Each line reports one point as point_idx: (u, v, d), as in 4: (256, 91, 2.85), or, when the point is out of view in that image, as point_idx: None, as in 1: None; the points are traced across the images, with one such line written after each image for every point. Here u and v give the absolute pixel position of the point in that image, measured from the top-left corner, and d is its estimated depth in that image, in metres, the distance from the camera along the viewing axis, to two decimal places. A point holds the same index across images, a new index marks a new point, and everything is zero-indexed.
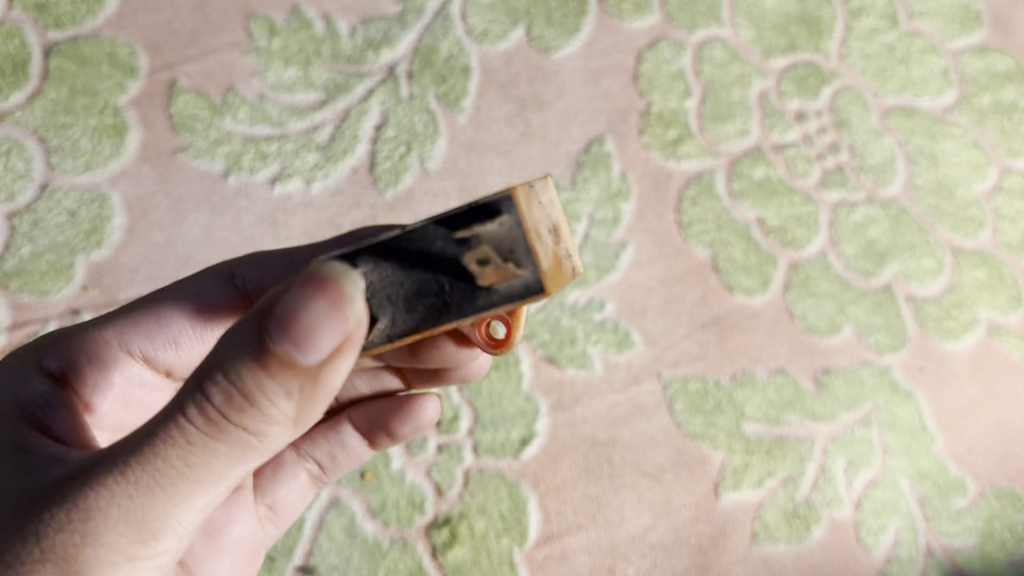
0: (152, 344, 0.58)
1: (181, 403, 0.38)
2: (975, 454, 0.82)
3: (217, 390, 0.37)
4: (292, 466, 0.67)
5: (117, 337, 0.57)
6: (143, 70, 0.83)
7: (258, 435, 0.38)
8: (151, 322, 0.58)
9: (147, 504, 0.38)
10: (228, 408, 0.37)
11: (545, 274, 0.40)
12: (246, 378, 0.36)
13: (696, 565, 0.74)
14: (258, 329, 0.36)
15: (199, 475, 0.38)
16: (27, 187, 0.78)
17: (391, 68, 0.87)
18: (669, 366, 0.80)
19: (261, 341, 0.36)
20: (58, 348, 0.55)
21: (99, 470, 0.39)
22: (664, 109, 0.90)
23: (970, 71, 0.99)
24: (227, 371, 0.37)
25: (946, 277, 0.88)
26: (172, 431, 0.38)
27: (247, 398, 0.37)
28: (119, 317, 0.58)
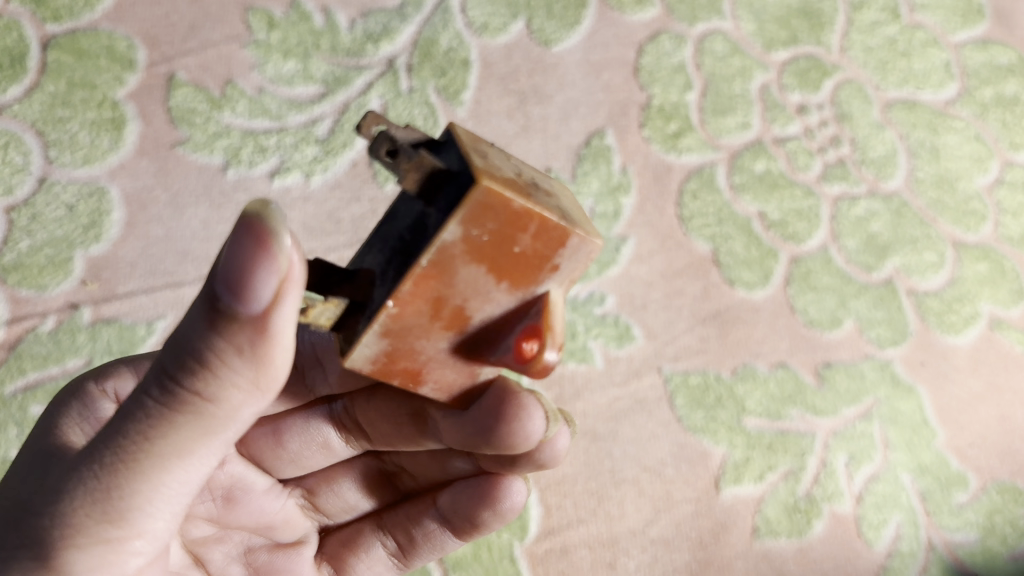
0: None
1: (145, 379, 0.37)
2: (976, 448, 0.82)
3: (171, 357, 0.36)
4: (369, 538, 0.65)
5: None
6: (141, 63, 0.82)
7: (214, 403, 0.37)
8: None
9: (112, 481, 0.38)
10: (181, 374, 0.36)
11: (475, 171, 0.38)
12: (194, 341, 0.36)
13: (697, 560, 0.74)
14: (204, 288, 0.35)
15: (162, 449, 0.38)
16: (26, 181, 0.77)
17: (390, 61, 0.86)
18: (669, 360, 0.79)
19: (205, 299, 0.35)
20: (114, 369, 0.53)
21: (80, 456, 0.39)
22: (665, 102, 0.90)
23: (972, 64, 0.99)
24: (181, 336, 0.36)
25: (948, 271, 0.88)
26: (135, 402, 0.37)
27: (196, 360, 0.36)
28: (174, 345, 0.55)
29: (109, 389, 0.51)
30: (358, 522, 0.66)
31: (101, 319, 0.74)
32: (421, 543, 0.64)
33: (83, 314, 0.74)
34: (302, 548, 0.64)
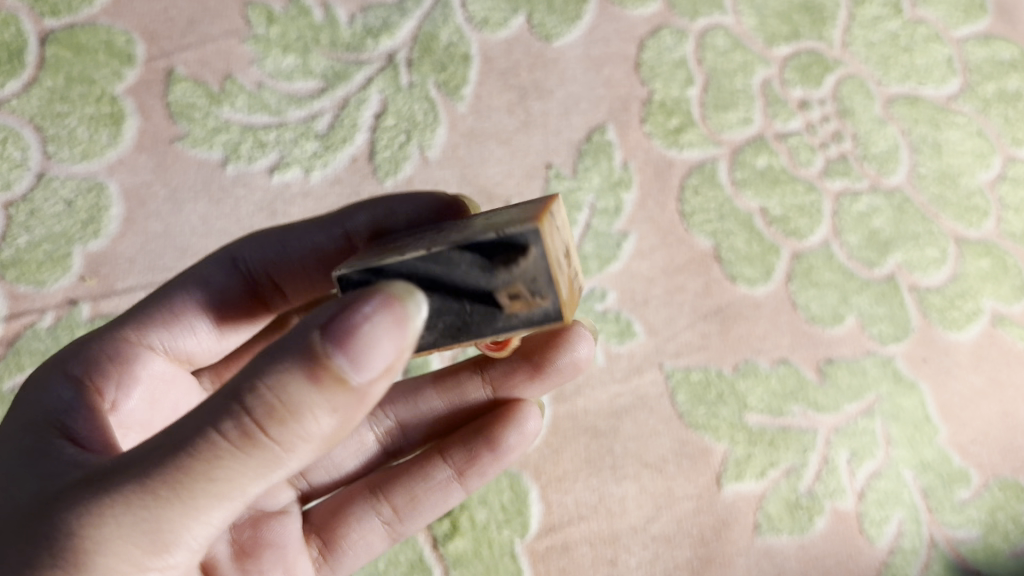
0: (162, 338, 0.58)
1: (214, 418, 0.37)
2: (979, 445, 0.82)
3: (257, 400, 0.37)
4: (364, 506, 0.64)
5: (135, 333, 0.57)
6: (140, 58, 0.82)
7: (289, 455, 0.38)
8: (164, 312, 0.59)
9: (164, 514, 0.37)
10: (264, 422, 0.37)
11: (564, 304, 0.44)
12: (287, 390, 0.36)
13: (698, 557, 0.74)
14: (310, 341, 0.37)
15: (224, 490, 0.38)
16: (23, 176, 0.77)
17: (390, 56, 0.86)
18: (671, 356, 0.79)
19: (311, 353, 0.37)
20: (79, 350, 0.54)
21: (119, 479, 0.38)
22: (666, 97, 0.89)
23: (974, 60, 0.98)
24: (268, 380, 0.37)
25: (950, 267, 0.88)
26: (201, 439, 0.37)
27: (286, 412, 0.37)
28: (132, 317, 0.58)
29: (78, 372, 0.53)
30: (348, 493, 0.65)
31: (100, 315, 0.74)
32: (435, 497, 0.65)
33: (81, 309, 0.74)
34: (285, 518, 0.63)
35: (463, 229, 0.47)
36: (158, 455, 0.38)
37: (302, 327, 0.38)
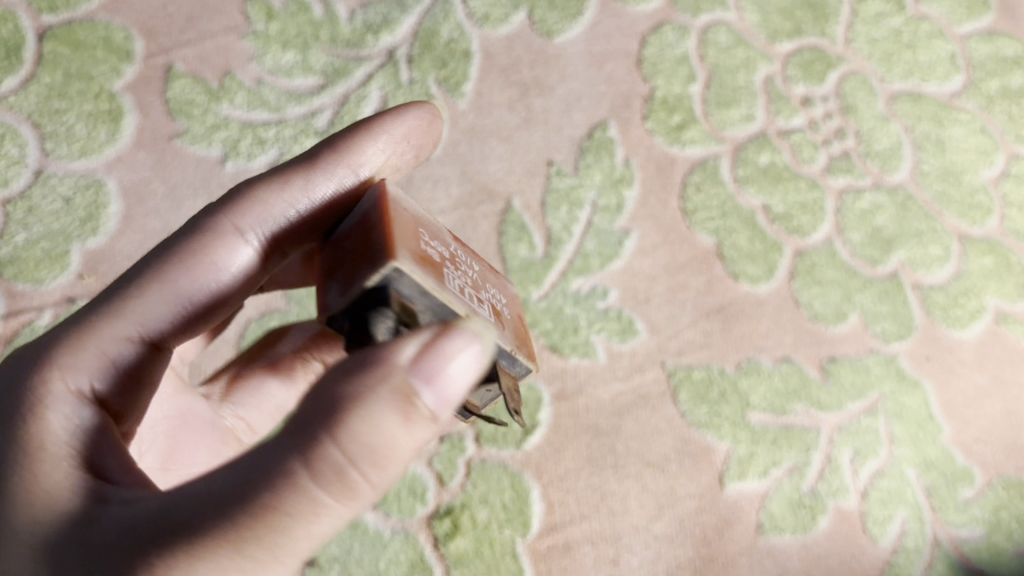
0: (166, 330, 0.52)
1: (304, 471, 0.37)
2: (982, 444, 0.81)
3: (355, 448, 0.37)
4: None
5: (139, 324, 0.51)
6: (139, 54, 0.82)
7: (378, 494, 0.39)
8: (187, 272, 0.53)
9: (262, 567, 0.37)
10: (361, 469, 0.37)
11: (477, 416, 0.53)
12: (383, 433, 0.37)
13: (701, 556, 0.73)
14: (397, 381, 0.37)
15: (318, 534, 0.38)
16: (21, 173, 0.77)
17: (391, 52, 0.85)
18: (673, 354, 0.79)
19: (401, 395, 0.37)
20: (73, 355, 0.48)
21: (193, 538, 0.37)
22: (668, 94, 0.89)
23: (978, 56, 0.97)
24: (363, 428, 0.37)
25: (953, 265, 0.87)
26: (299, 494, 0.37)
27: (382, 456, 0.37)
28: (139, 287, 0.52)
29: (80, 386, 0.47)
30: None
31: None
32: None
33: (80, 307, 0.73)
34: None
35: (468, 272, 0.49)
36: (246, 515, 0.37)
37: (380, 365, 0.37)
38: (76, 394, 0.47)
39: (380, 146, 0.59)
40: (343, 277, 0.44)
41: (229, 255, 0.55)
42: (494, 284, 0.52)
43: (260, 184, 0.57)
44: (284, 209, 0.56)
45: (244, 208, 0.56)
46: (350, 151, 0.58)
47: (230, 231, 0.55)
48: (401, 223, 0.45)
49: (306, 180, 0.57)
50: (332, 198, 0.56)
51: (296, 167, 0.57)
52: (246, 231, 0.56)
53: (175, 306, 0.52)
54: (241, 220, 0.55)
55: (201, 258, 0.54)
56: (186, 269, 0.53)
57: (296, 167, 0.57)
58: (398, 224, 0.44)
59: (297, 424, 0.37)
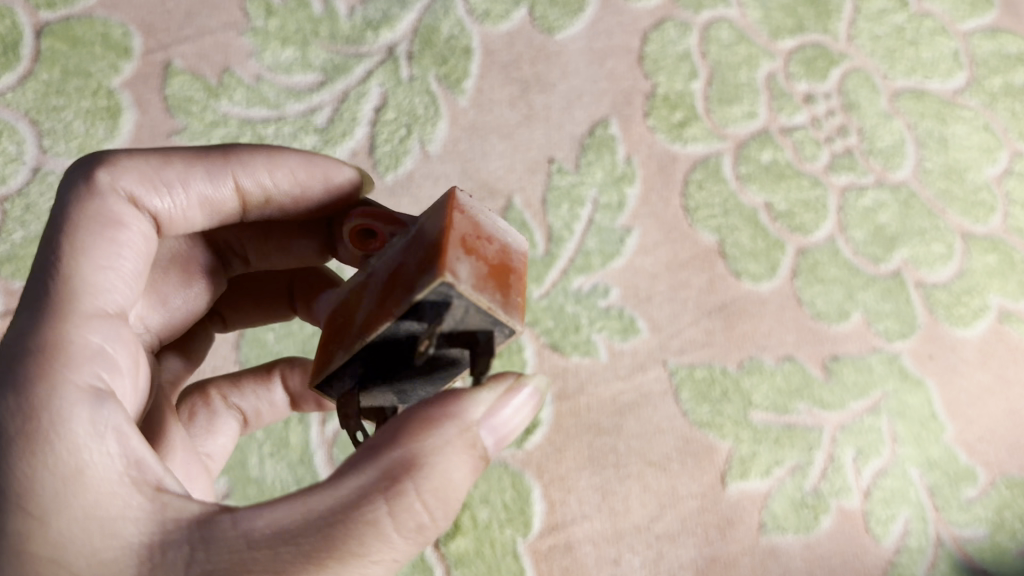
0: (126, 295, 0.46)
1: (391, 518, 0.39)
2: (986, 443, 0.81)
3: (436, 498, 0.39)
4: (223, 415, 0.62)
5: (99, 298, 0.44)
6: (137, 51, 0.81)
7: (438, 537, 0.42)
8: (111, 238, 0.45)
9: None
10: (437, 515, 0.40)
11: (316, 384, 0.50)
12: (459, 482, 0.40)
13: (704, 556, 0.73)
14: (473, 433, 0.41)
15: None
16: (19, 171, 0.76)
17: (391, 49, 0.85)
18: (675, 353, 0.78)
19: (476, 444, 0.41)
20: (58, 355, 0.41)
21: None
22: (670, 91, 0.88)
23: (981, 53, 0.97)
24: (443, 474, 0.40)
25: (957, 263, 0.86)
26: (380, 541, 0.38)
27: (453, 501, 0.41)
28: (72, 262, 0.44)
29: (85, 379, 0.41)
30: (203, 398, 0.62)
31: None
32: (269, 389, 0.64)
33: None
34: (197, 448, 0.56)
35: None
36: (331, 561, 0.38)
37: (460, 417, 0.41)
38: (85, 390, 0.41)
39: (284, 169, 0.53)
40: (475, 270, 0.43)
41: (141, 220, 0.47)
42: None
43: (133, 154, 0.49)
44: (154, 187, 0.48)
45: (124, 169, 0.48)
46: (239, 157, 0.52)
47: (113, 195, 0.47)
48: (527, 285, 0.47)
49: (182, 173, 0.50)
50: (222, 196, 0.51)
51: (178, 154, 0.51)
52: (141, 201, 0.48)
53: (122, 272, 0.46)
54: (123, 179, 0.47)
55: (108, 221, 0.46)
56: (106, 235, 0.45)
57: (176, 154, 0.51)
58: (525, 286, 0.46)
59: (376, 471, 0.39)
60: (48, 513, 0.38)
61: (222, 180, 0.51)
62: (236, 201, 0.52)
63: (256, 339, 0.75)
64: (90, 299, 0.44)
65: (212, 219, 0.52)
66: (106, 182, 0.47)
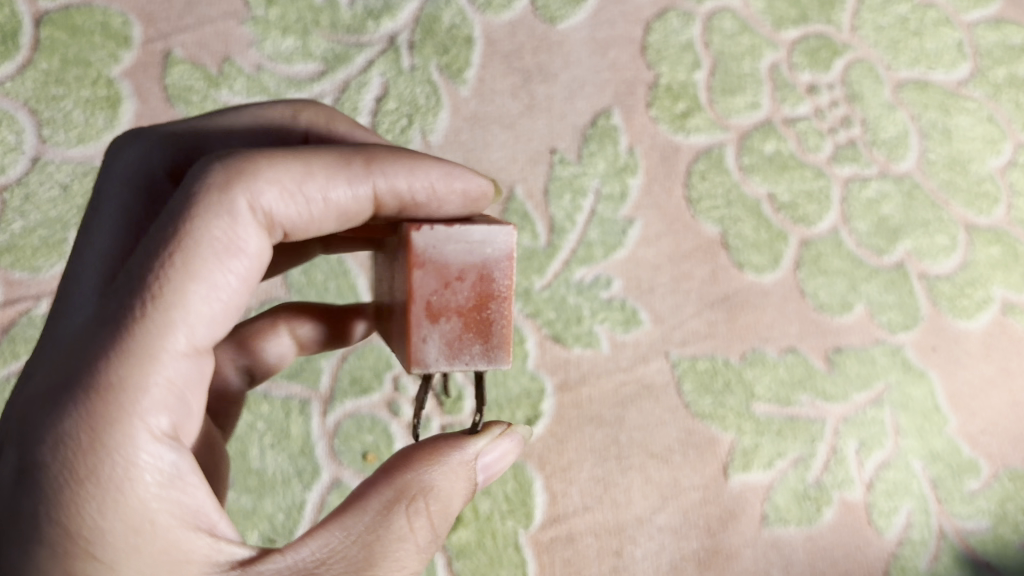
0: (216, 329, 0.44)
1: (406, 529, 0.44)
2: (989, 435, 0.80)
3: (442, 518, 0.46)
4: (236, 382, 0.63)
5: (189, 334, 0.42)
6: (137, 40, 0.81)
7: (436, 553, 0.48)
8: (223, 265, 0.44)
9: None
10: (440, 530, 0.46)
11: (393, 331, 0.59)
12: (458, 506, 0.47)
13: (705, 548, 0.73)
14: (472, 461, 0.48)
15: None
16: (18, 160, 0.76)
17: (392, 38, 0.84)
18: (677, 345, 0.78)
19: (474, 475, 0.48)
20: (143, 402, 0.41)
21: None
22: (673, 81, 0.87)
23: (985, 44, 0.96)
24: (448, 498, 0.46)
25: (960, 254, 0.86)
26: (404, 555, 0.44)
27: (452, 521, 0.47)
28: (169, 288, 0.42)
29: (158, 425, 0.41)
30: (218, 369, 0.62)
31: None
32: (254, 354, 0.64)
33: None
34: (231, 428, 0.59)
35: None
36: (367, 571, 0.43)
37: (463, 449, 0.47)
38: (160, 441, 0.41)
39: (423, 180, 0.51)
40: (446, 339, 0.47)
41: (262, 242, 0.46)
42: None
43: (275, 156, 0.47)
44: (287, 198, 0.46)
45: (264, 183, 0.46)
46: (381, 164, 0.50)
47: (236, 215, 0.44)
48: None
49: (323, 184, 0.48)
50: (348, 206, 0.49)
51: (322, 157, 0.48)
52: (273, 217, 0.46)
53: (220, 298, 0.44)
54: (261, 198, 0.45)
55: (224, 248, 0.44)
56: (219, 264, 0.43)
57: (319, 159, 0.48)
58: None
59: (397, 492, 0.45)
60: (115, 558, 0.39)
61: (359, 187, 0.49)
62: (371, 209, 0.51)
63: None
64: (181, 334, 0.42)
65: (343, 224, 0.51)
66: (242, 203, 0.44)
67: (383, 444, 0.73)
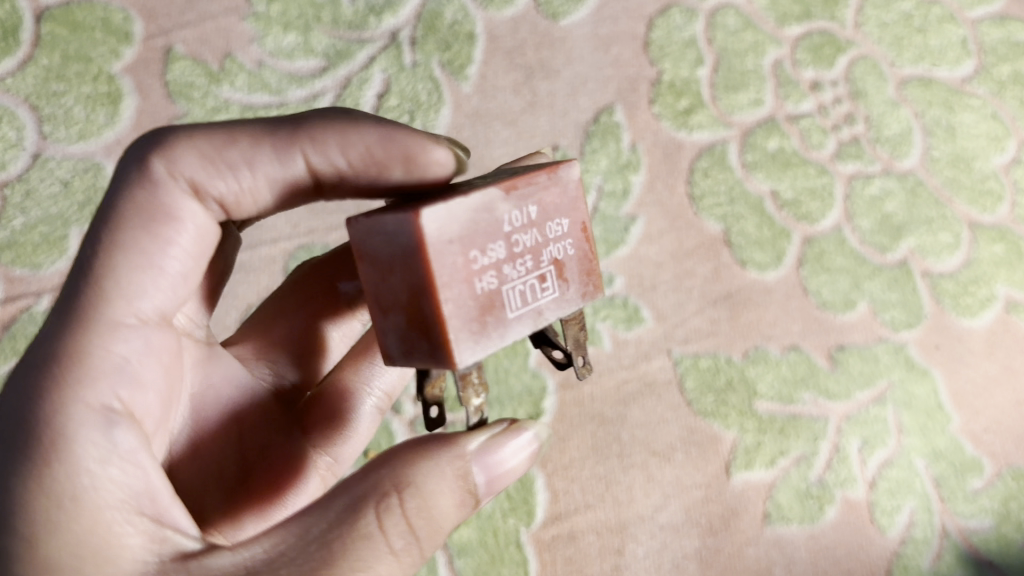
0: (157, 299, 0.45)
1: (370, 524, 0.38)
2: (992, 434, 0.80)
3: (421, 520, 0.39)
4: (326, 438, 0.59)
5: (128, 305, 0.44)
6: (138, 35, 0.81)
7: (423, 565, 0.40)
8: (157, 236, 0.45)
9: None
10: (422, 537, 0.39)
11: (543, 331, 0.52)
12: (445, 509, 0.40)
13: (707, 546, 0.73)
14: (463, 460, 0.41)
15: None
16: (19, 157, 0.76)
17: (394, 34, 0.84)
18: (679, 343, 0.78)
19: (466, 474, 0.41)
20: (82, 371, 0.41)
21: None
22: (676, 78, 0.87)
23: (989, 41, 0.95)
24: (430, 496, 0.39)
25: (964, 252, 0.85)
26: (366, 555, 0.38)
27: (439, 527, 0.40)
28: (106, 264, 0.43)
29: (98, 396, 0.41)
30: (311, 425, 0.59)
31: None
32: (371, 378, 0.62)
33: None
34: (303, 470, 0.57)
35: (502, 255, 0.44)
36: (321, 569, 0.37)
37: (451, 444, 0.41)
38: (97, 410, 0.40)
39: (357, 146, 0.50)
40: (399, 332, 0.45)
41: (198, 216, 0.47)
42: (555, 203, 0.47)
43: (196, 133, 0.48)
44: (212, 168, 0.47)
45: (183, 155, 0.47)
46: (311, 129, 0.50)
47: (166, 190, 0.46)
48: (451, 289, 0.42)
49: (246, 151, 0.49)
50: (275, 171, 0.50)
51: (245, 127, 0.49)
52: (202, 188, 0.47)
53: (160, 277, 0.45)
54: (181, 166, 0.46)
55: (160, 220, 0.46)
56: (156, 238, 0.45)
57: (242, 129, 0.49)
58: (456, 297, 0.43)
59: (365, 485, 0.39)
60: (39, 534, 0.37)
61: (292, 162, 0.50)
62: (308, 178, 0.51)
63: None
64: (122, 304, 0.44)
65: (281, 196, 0.52)
66: (163, 173, 0.46)
67: (384, 441, 0.72)
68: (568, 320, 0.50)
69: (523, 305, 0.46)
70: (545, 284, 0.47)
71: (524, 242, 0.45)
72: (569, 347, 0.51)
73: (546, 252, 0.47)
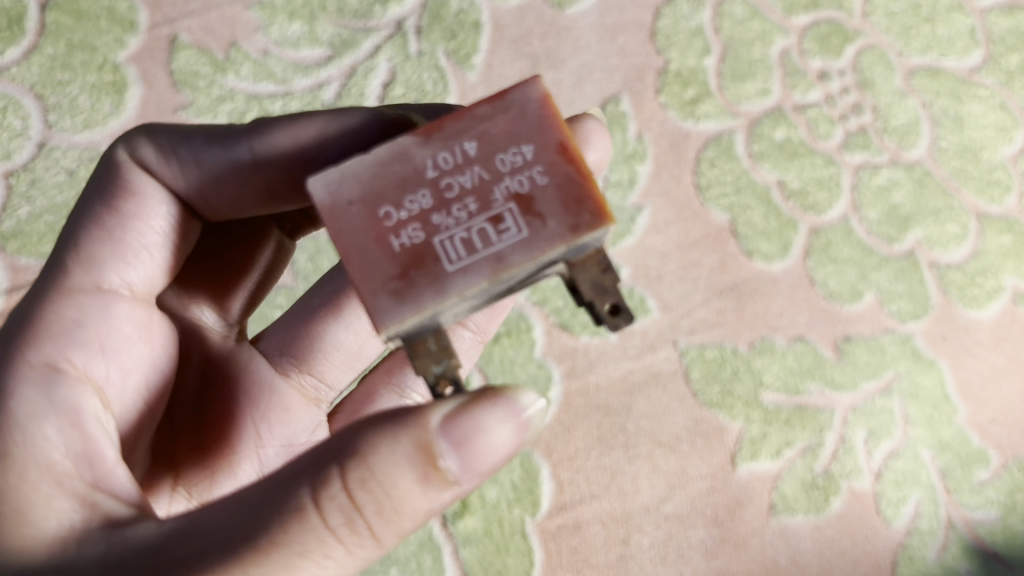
0: (115, 271, 0.48)
1: (308, 497, 0.35)
2: (998, 425, 0.80)
3: (368, 495, 0.35)
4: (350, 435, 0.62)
5: (89, 276, 0.47)
6: (143, 25, 0.80)
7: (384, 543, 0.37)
8: (120, 214, 0.49)
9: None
10: (371, 514, 0.35)
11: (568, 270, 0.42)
12: (403, 486, 0.35)
13: (713, 536, 0.73)
14: (427, 436, 0.35)
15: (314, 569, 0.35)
16: (24, 146, 0.76)
17: (399, 23, 0.84)
18: (685, 333, 0.77)
19: (431, 453, 0.35)
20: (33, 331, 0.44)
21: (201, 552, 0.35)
22: (683, 67, 0.87)
23: (998, 31, 0.95)
24: (381, 472, 0.35)
25: (971, 243, 0.85)
26: (303, 527, 0.35)
27: (395, 508, 0.35)
28: (74, 249, 0.48)
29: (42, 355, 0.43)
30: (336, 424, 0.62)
31: None
32: (404, 383, 0.64)
33: None
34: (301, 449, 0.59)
35: (427, 205, 0.40)
36: (256, 534, 0.35)
37: (414, 419, 0.35)
38: (37, 366, 0.42)
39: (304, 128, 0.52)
40: None
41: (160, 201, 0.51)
42: (506, 130, 0.41)
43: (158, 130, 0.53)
44: (162, 154, 0.51)
45: (143, 146, 0.51)
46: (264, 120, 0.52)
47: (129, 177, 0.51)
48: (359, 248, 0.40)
49: (197, 144, 0.52)
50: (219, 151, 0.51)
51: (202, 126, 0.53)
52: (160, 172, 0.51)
53: (123, 256, 0.49)
54: (139, 155, 0.51)
55: (125, 200, 0.50)
56: (119, 215, 0.49)
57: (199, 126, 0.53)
58: (365, 258, 0.40)
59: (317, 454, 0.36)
60: None
61: (232, 146, 0.51)
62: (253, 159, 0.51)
63: (263, 316, 0.74)
64: (81, 274, 0.47)
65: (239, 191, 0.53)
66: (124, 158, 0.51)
67: None
68: (576, 262, 0.41)
69: (468, 255, 0.39)
70: (508, 218, 0.40)
71: (459, 184, 0.40)
72: (588, 294, 0.41)
73: (498, 189, 0.40)
